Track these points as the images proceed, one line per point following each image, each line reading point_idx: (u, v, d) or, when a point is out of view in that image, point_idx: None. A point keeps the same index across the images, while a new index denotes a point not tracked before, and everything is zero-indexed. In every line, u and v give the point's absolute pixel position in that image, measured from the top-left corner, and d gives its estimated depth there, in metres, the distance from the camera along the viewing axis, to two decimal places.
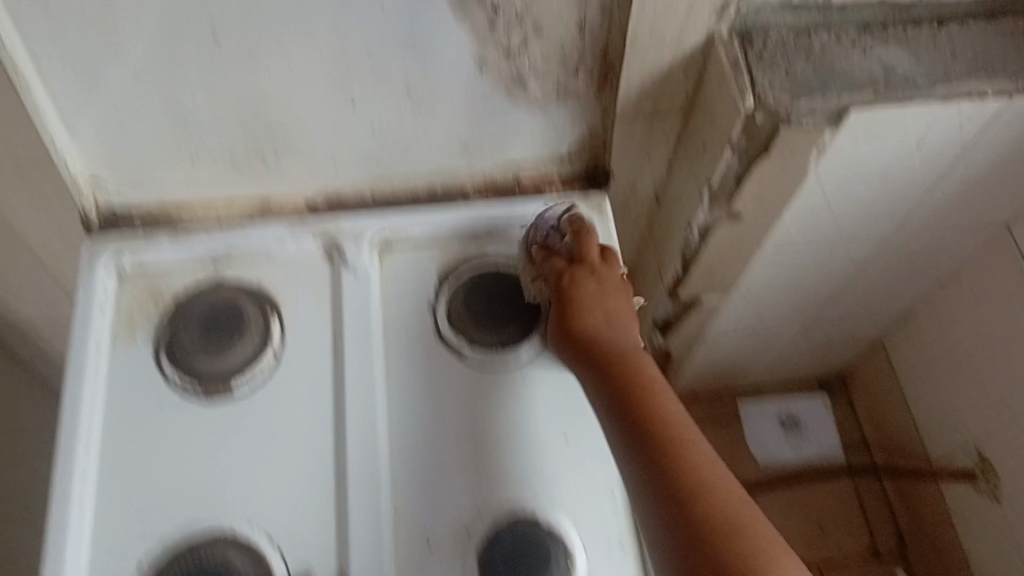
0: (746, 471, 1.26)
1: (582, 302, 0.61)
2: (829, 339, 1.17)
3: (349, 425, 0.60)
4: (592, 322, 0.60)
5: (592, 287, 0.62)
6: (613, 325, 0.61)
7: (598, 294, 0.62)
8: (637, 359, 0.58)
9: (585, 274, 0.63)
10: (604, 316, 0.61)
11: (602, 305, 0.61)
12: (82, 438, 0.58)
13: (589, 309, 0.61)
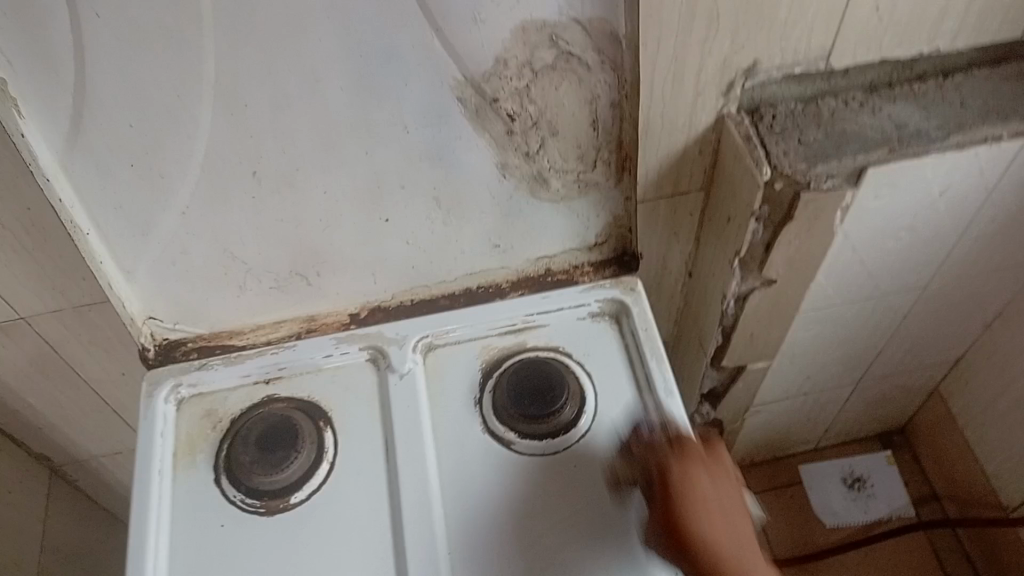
0: (815, 535, 1.24)
1: (682, 476, 0.57)
2: (884, 392, 1.16)
3: (407, 526, 0.61)
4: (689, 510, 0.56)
5: (695, 471, 0.58)
6: (717, 515, 0.56)
7: (698, 479, 0.57)
8: None
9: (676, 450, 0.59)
10: (705, 500, 0.56)
11: (701, 482, 0.57)
12: (151, 560, 0.60)
13: (692, 483, 0.57)
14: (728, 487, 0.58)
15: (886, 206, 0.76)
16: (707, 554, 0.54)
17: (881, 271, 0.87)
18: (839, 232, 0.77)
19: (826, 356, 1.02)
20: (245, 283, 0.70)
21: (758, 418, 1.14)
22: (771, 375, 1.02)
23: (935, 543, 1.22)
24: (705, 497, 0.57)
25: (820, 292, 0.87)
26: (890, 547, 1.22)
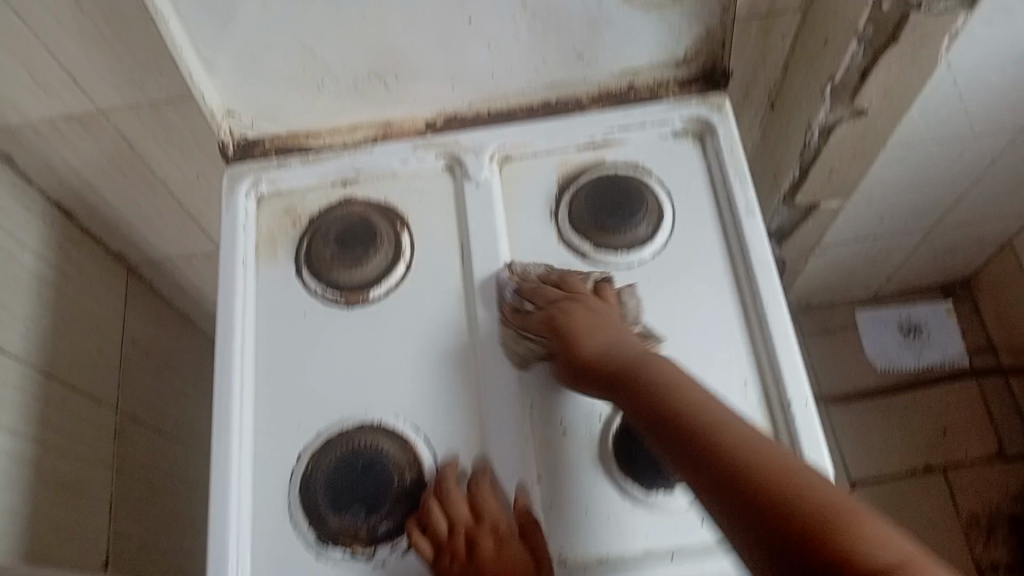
0: (865, 378, 1.25)
1: (575, 318, 0.57)
2: (955, 241, 1.13)
3: (484, 326, 0.62)
4: (601, 349, 0.55)
5: (584, 312, 0.58)
6: (617, 341, 0.55)
7: (591, 315, 0.58)
8: (648, 366, 0.52)
9: (571, 302, 0.59)
10: (608, 334, 0.56)
11: (590, 321, 0.57)
12: (237, 344, 0.63)
13: (588, 325, 0.57)
14: (615, 315, 0.59)
15: (999, 33, 0.71)
16: (626, 363, 0.53)
17: (978, 108, 0.82)
18: (943, 61, 0.73)
19: (904, 198, 0.99)
20: (324, 82, 0.69)
21: (821, 260, 1.12)
22: (843, 215, 1.00)
23: (985, 390, 1.23)
24: (607, 334, 0.56)
25: (911, 127, 0.83)
26: (941, 392, 1.24)
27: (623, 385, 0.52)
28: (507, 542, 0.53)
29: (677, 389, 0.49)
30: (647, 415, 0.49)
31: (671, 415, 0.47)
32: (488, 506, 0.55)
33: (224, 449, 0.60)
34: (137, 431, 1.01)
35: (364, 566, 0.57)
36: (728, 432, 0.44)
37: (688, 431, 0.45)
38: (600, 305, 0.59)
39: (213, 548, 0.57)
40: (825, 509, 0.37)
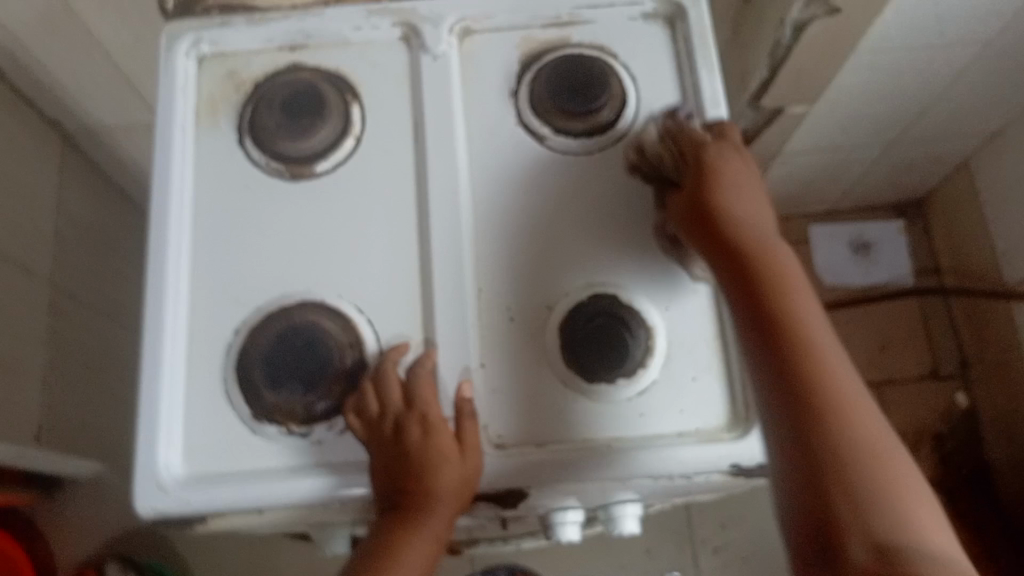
0: (811, 291, 1.27)
1: (723, 183, 0.54)
2: (913, 158, 1.13)
3: (433, 208, 0.60)
4: (728, 213, 0.53)
5: (728, 163, 0.55)
6: (749, 206, 0.53)
7: (746, 187, 0.55)
8: (771, 250, 0.51)
9: (733, 156, 0.56)
10: (741, 204, 0.54)
11: (743, 193, 0.54)
12: (173, 213, 0.61)
13: (732, 190, 0.54)
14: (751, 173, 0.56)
15: None
16: (756, 237, 0.51)
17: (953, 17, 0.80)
18: None
19: (869, 109, 0.97)
20: None
21: (781, 170, 1.11)
22: (806, 121, 0.98)
23: (925, 309, 1.26)
24: (744, 207, 0.53)
25: (884, 33, 0.81)
26: (883, 311, 1.26)
27: (735, 254, 0.51)
28: (439, 432, 0.54)
29: (789, 292, 0.49)
30: (755, 318, 0.48)
31: (791, 328, 0.47)
32: (422, 391, 0.55)
33: (157, 320, 0.58)
34: (71, 306, 0.97)
35: (302, 444, 0.56)
36: (838, 385, 0.45)
37: (798, 359, 0.46)
38: (740, 158, 0.56)
39: (143, 418, 0.56)
40: (895, 513, 0.41)
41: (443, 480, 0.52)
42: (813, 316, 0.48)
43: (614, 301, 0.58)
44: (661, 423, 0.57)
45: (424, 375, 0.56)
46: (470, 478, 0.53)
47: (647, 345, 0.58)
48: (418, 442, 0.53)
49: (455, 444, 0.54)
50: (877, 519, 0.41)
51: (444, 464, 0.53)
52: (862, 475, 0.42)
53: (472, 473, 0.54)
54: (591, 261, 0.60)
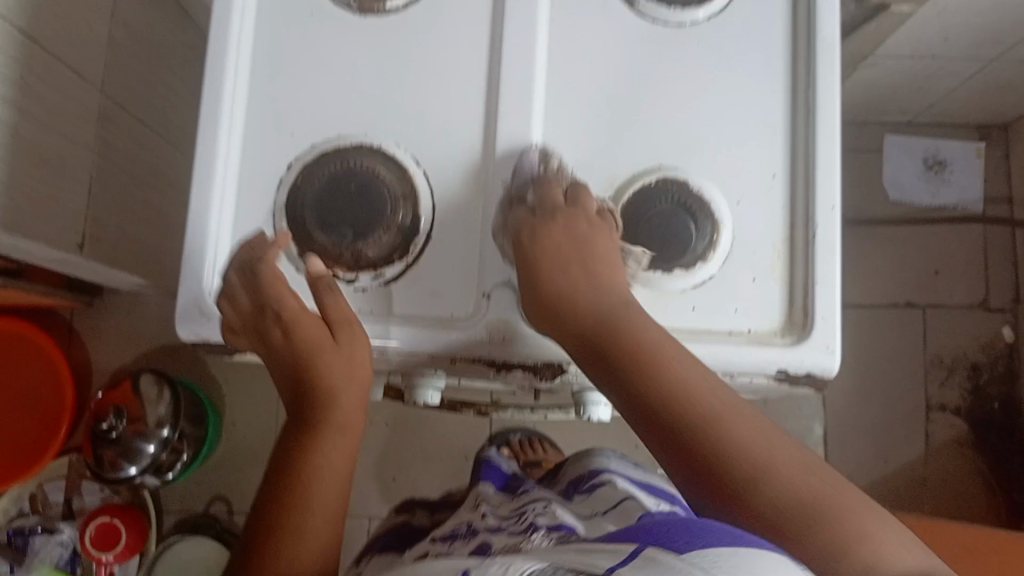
0: (873, 204, 1.22)
1: (563, 261, 0.51)
2: (1016, 78, 1.05)
3: (506, 64, 0.57)
4: (597, 340, 0.49)
5: (570, 246, 0.51)
6: (613, 300, 0.50)
7: (581, 258, 0.51)
8: (656, 359, 0.48)
9: (558, 220, 0.52)
10: (601, 298, 0.51)
11: (581, 268, 0.51)
12: (233, 34, 0.57)
13: (570, 276, 0.51)
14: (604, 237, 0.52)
15: None
16: (630, 351, 0.48)
17: None
18: None
19: (984, 17, 0.90)
20: None
21: (870, 71, 1.03)
22: (913, 24, 0.90)
23: (989, 238, 1.21)
24: (596, 308, 0.50)
25: None
26: (944, 234, 1.21)
27: (627, 384, 0.48)
28: (303, 332, 0.53)
29: (693, 397, 0.47)
30: (667, 440, 0.47)
31: (636, 353, 0.48)
32: (275, 293, 0.53)
33: (210, 143, 0.56)
34: (122, 119, 0.95)
35: (346, 290, 0.56)
36: (706, 410, 0.46)
37: (654, 391, 0.47)
38: (583, 218, 0.53)
39: (189, 242, 0.55)
40: (792, 496, 0.43)
41: (330, 375, 0.53)
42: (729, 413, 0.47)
43: (684, 189, 0.56)
44: (716, 319, 0.55)
45: (275, 272, 0.53)
46: (357, 364, 0.53)
47: (711, 240, 0.55)
48: (288, 347, 0.53)
49: (325, 333, 0.53)
50: (785, 512, 0.43)
51: (319, 365, 0.53)
52: (739, 474, 0.45)
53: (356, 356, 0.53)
54: (665, 143, 0.57)
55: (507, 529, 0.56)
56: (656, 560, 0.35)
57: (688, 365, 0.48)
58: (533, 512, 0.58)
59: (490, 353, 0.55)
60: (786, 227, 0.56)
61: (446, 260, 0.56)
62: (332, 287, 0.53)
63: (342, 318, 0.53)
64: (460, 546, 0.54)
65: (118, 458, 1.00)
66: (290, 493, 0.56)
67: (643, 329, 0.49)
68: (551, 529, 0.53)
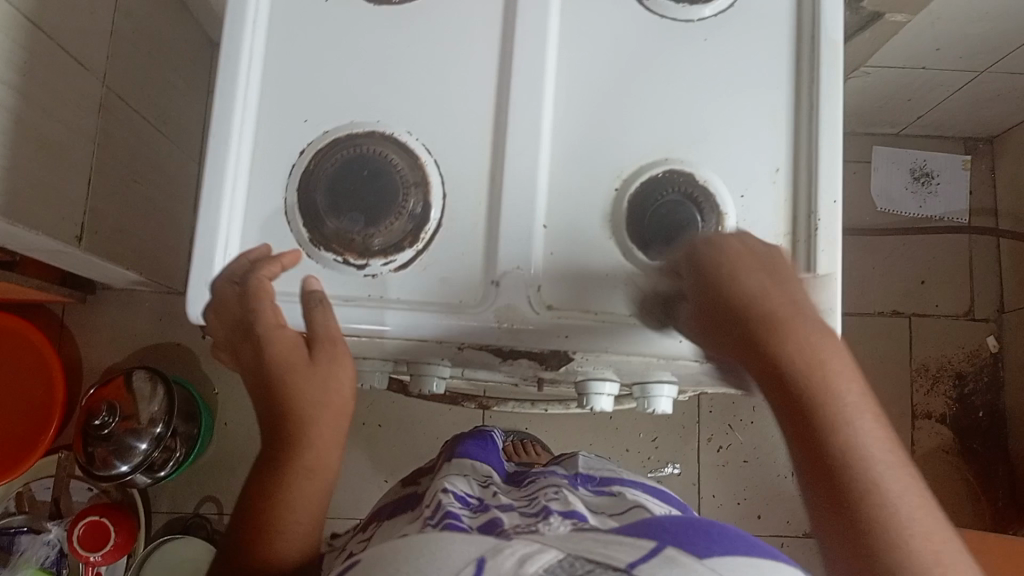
0: (862, 213, 1.24)
1: (741, 269, 0.50)
2: (1000, 91, 1.08)
3: (519, 54, 0.58)
4: (776, 338, 0.48)
5: (760, 255, 0.51)
6: (797, 312, 0.49)
7: (767, 269, 0.50)
8: (827, 369, 0.48)
9: (742, 243, 0.51)
10: (788, 302, 0.50)
11: (773, 278, 0.50)
12: (250, 18, 0.58)
13: (753, 278, 0.50)
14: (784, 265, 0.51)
15: None
16: (804, 359, 0.48)
17: None
18: None
19: (972, 28, 0.92)
20: None
21: (860, 82, 1.06)
22: (902, 34, 0.92)
23: (975, 249, 1.23)
24: (792, 316, 0.49)
25: None
26: (932, 243, 1.23)
27: (804, 377, 0.48)
28: (277, 347, 0.52)
29: (839, 392, 0.48)
30: (802, 425, 0.48)
31: (816, 382, 0.48)
32: (253, 303, 0.52)
33: (223, 126, 0.57)
34: (122, 113, 0.95)
35: (357, 275, 0.56)
36: (855, 441, 0.47)
37: (821, 423, 0.47)
38: (772, 250, 0.51)
39: (200, 223, 0.55)
40: (936, 569, 0.45)
41: (304, 394, 0.53)
42: (855, 405, 0.48)
43: (691, 181, 0.57)
44: None
45: (263, 282, 0.53)
46: (331, 382, 0.54)
47: (717, 229, 0.56)
48: (259, 362, 0.53)
49: (301, 347, 0.53)
50: (907, 566, 0.45)
51: (295, 380, 0.53)
52: (865, 499, 0.46)
53: (333, 374, 0.54)
54: (673, 135, 0.58)
55: (519, 511, 0.59)
56: (677, 562, 0.39)
57: (855, 392, 0.48)
58: (545, 497, 0.60)
59: (499, 339, 0.55)
60: (789, 220, 0.57)
61: (456, 245, 0.57)
62: (322, 303, 0.53)
63: (325, 334, 0.53)
64: (471, 515, 0.58)
65: (109, 455, 0.99)
66: (263, 500, 0.57)
67: (825, 346, 0.49)
68: (562, 515, 0.54)
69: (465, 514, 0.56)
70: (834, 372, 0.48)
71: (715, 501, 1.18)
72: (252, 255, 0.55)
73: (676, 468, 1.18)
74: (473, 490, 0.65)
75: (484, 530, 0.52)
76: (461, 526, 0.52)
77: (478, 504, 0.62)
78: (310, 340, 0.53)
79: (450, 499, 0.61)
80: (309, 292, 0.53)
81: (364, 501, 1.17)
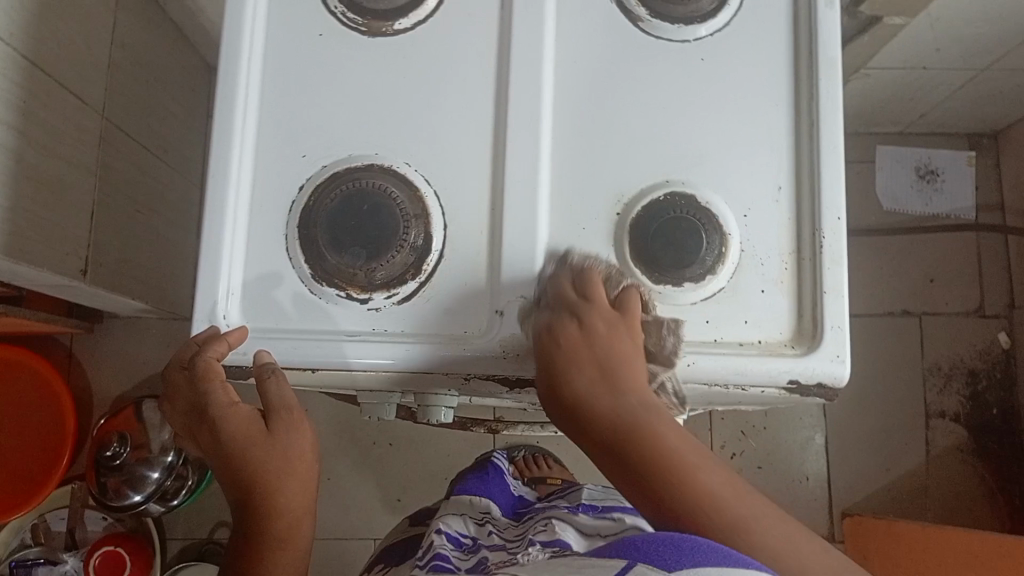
0: (868, 213, 1.23)
1: (563, 363, 0.48)
2: (1004, 89, 1.07)
3: (515, 81, 0.57)
4: (595, 411, 0.47)
5: (575, 334, 0.49)
6: (611, 378, 0.47)
7: (586, 348, 0.48)
8: (654, 434, 0.45)
9: (569, 316, 0.50)
10: (594, 376, 0.47)
11: (581, 354, 0.48)
12: (245, 54, 0.58)
13: (573, 369, 0.48)
14: (616, 322, 0.49)
15: None
16: (623, 433, 0.45)
17: None
18: None
19: (972, 28, 0.91)
20: None
21: (861, 84, 1.05)
22: (902, 36, 0.91)
23: (983, 246, 1.22)
24: (604, 389, 0.47)
25: None
26: (938, 241, 1.22)
27: (620, 449, 0.45)
28: (232, 424, 0.51)
29: (672, 453, 0.45)
30: (648, 500, 0.44)
31: (649, 455, 0.44)
32: (206, 387, 0.52)
33: (222, 166, 0.56)
34: (123, 145, 0.95)
35: (360, 309, 0.56)
36: (736, 512, 0.43)
37: (678, 500, 0.44)
38: (593, 310, 0.50)
39: (203, 264, 0.55)
40: None
41: (267, 467, 0.52)
42: (705, 464, 0.45)
43: (692, 203, 0.57)
44: (726, 331, 0.56)
45: (211, 364, 0.52)
46: (293, 447, 0.53)
47: (720, 249, 0.56)
48: (218, 443, 0.52)
49: (259, 421, 0.52)
50: None
51: (251, 455, 0.51)
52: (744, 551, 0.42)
53: (290, 443, 0.52)
54: (673, 157, 0.58)
55: (511, 543, 0.63)
56: None
57: (703, 458, 0.45)
58: (535, 528, 0.63)
59: (506, 369, 0.55)
60: (792, 238, 0.57)
61: (459, 275, 0.56)
62: (275, 374, 0.53)
63: (282, 404, 0.52)
64: (462, 556, 0.61)
65: (122, 485, 0.99)
66: None
67: (641, 406, 0.46)
68: (545, 543, 0.57)
69: (454, 556, 0.59)
70: (666, 437, 0.45)
71: None
72: (197, 338, 0.54)
73: None
74: (469, 529, 0.69)
75: (471, 568, 0.56)
76: (450, 569, 0.56)
77: (472, 544, 0.65)
78: (267, 413, 0.53)
79: (442, 542, 0.64)
80: (262, 365, 0.53)
81: (378, 520, 1.17)
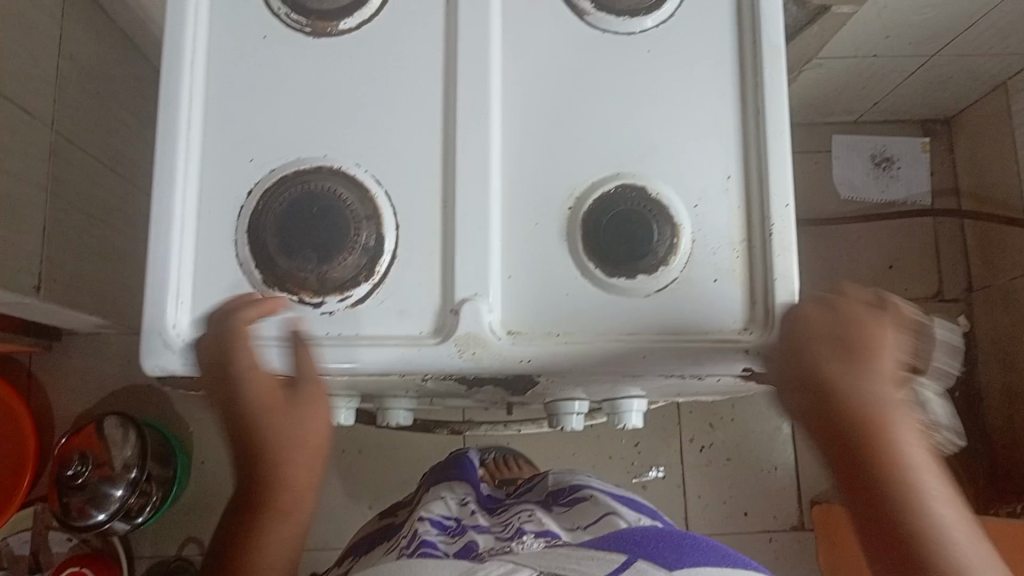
0: (827, 202, 1.24)
1: (860, 341, 0.51)
2: (953, 75, 1.09)
3: (462, 79, 0.57)
4: (838, 403, 0.51)
5: (833, 313, 0.53)
6: (875, 358, 0.51)
7: (836, 332, 0.52)
8: (882, 420, 0.51)
9: (851, 297, 0.53)
10: (835, 355, 0.51)
11: (876, 341, 0.52)
12: (187, 59, 0.57)
13: (827, 351, 0.52)
14: (864, 307, 0.52)
15: None
16: (864, 420, 0.51)
17: None
18: None
19: (918, 15, 0.92)
20: None
21: (815, 74, 1.06)
22: (852, 25, 0.93)
23: (939, 231, 1.24)
24: (881, 392, 0.52)
25: None
26: (897, 228, 1.24)
27: (851, 443, 0.52)
28: (246, 358, 0.52)
29: (895, 457, 0.51)
30: (861, 487, 0.52)
31: (887, 473, 0.51)
32: (235, 350, 0.52)
33: (168, 174, 0.56)
34: (75, 157, 0.94)
35: (314, 313, 0.55)
36: (932, 513, 0.51)
37: (890, 498, 0.51)
38: (873, 310, 0.53)
39: (151, 274, 0.54)
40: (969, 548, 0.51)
41: (282, 433, 0.54)
42: (918, 458, 0.52)
43: (644, 195, 0.57)
44: (681, 321, 0.56)
45: (242, 327, 0.52)
46: (312, 411, 0.54)
47: (673, 240, 0.56)
48: (239, 404, 0.53)
49: (286, 390, 0.54)
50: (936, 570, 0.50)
51: (266, 402, 0.53)
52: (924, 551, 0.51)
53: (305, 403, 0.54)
54: (623, 150, 0.58)
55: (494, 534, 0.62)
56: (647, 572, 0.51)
57: (920, 450, 0.52)
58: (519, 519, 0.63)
59: (462, 368, 0.55)
60: (743, 226, 0.57)
61: (412, 275, 0.56)
62: (306, 345, 0.53)
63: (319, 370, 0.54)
64: (447, 540, 0.60)
65: (85, 505, 0.98)
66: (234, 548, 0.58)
67: (874, 394, 0.51)
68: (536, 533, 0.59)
69: (441, 542, 0.59)
70: (895, 434, 0.51)
71: (702, 502, 1.17)
72: (229, 304, 0.54)
73: (660, 471, 1.18)
74: (450, 511, 0.70)
75: (461, 556, 0.56)
76: (439, 553, 0.56)
77: (455, 526, 0.65)
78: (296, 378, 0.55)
79: (426, 527, 0.63)
80: (297, 333, 0.54)
81: (349, 529, 1.16)
